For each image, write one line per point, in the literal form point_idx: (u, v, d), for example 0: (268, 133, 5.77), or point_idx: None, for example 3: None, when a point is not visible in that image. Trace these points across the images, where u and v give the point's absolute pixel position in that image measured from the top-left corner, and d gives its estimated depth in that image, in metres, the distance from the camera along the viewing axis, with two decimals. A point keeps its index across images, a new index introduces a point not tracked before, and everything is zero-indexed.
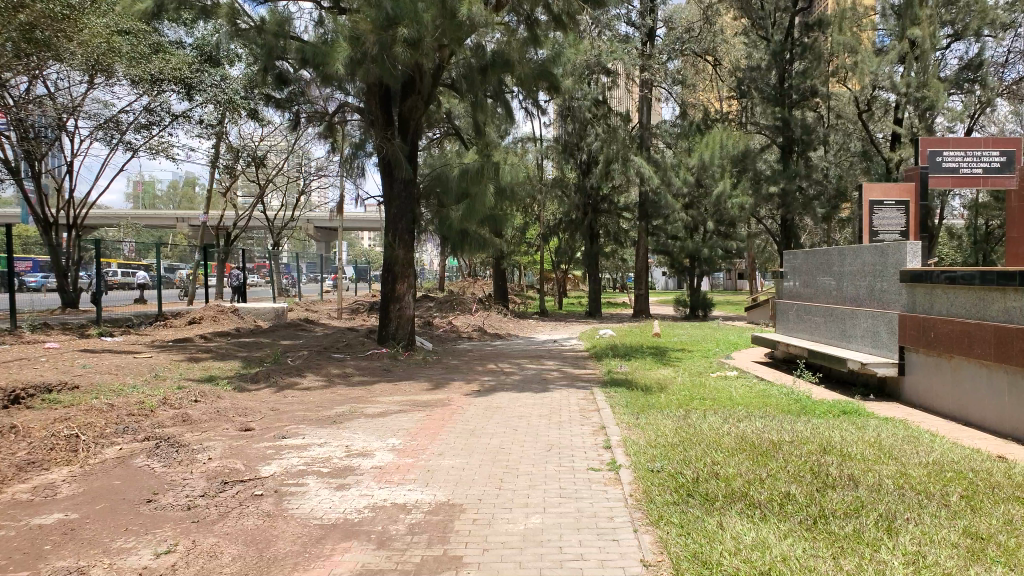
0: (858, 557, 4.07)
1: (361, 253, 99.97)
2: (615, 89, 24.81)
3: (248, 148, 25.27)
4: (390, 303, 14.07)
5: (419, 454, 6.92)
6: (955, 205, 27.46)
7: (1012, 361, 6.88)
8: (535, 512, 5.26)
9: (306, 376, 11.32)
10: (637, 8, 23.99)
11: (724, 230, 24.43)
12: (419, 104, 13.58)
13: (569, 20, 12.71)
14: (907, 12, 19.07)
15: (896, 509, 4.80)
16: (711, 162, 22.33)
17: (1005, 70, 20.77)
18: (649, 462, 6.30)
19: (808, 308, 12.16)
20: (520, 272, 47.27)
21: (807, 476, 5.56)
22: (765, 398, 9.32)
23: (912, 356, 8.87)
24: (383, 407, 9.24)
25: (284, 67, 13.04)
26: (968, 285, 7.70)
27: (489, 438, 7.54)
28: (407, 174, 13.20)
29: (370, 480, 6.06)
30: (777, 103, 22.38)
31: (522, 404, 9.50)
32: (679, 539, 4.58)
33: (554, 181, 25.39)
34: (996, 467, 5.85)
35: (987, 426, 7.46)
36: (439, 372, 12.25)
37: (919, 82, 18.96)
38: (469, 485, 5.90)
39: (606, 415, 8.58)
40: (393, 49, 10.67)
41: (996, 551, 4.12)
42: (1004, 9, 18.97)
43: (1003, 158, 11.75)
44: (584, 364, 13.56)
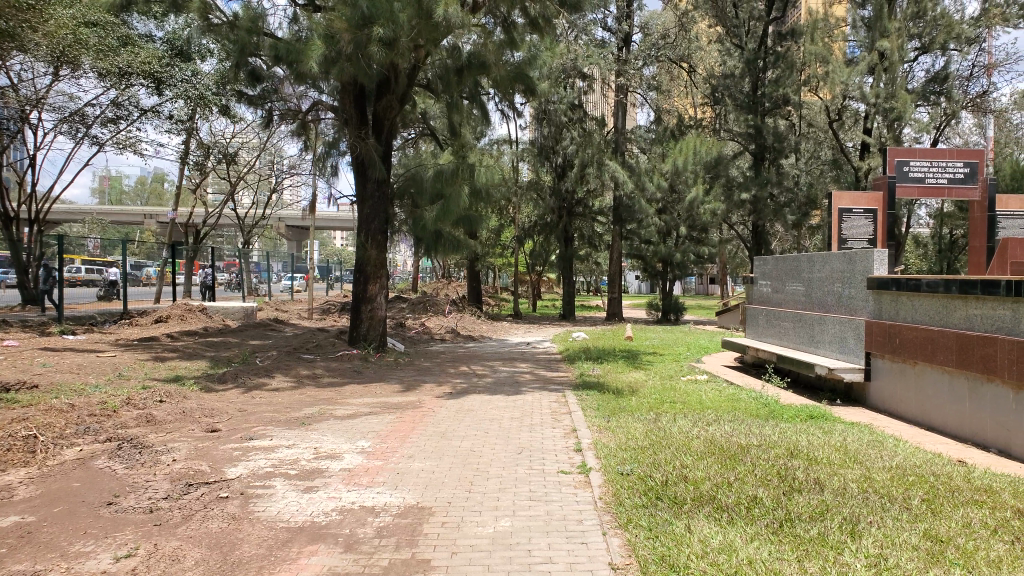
0: (822, 560, 4.10)
1: (333, 252, 99.37)
2: (591, 94, 24.91)
3: (219, 145, 24.93)
4: (362, 304, 13.91)
5: (389, 456, 6.85)
6: (921, 215, 27.97)
7: (973, 367, 6.99)
8: (505, 515, 5.23)
9: (275, 377, 11.18)
10: (613, 14, 24.00)
11: (696, 235, 24.45)
12: (394, 103, 13.51)
13: (545, 24, 12.72)
14: (876, 24, 19.43)
15: (860, 513, 4.85)
16: (684, 168, 22.48)
17: (970, 84, 21.16)
18: (619, 465, 6.30)
19: (777, 313, 12.29)
20: (494, 274, 47.24)
21: (773, 479, 5.59)
22: (734, 402, 9.37)
23: (878, 362, 8.99)
24: (353, 409, 9.15)
25: (257, 64, 12.89)
26: (933, 293, 7.83)
27: (460, 441, 7.50)
28: (381, 174, 13.13)
29: (338, 482, 5.99)
30: (750, 111, 22.62)
31: (492, 407, 9.46)
32: (647, 542, 4.59)
33: (529, 184, 25.25)
34: (957, 471, 5.95)
35: (948, 431, 7.56)
36: (411, 374, 12.18)
37: (888, 93, 19.03)
38: (439, 488, 5.85)
39: (577, 418, 8.57)
40: (368, 49, 10.58)
41: (955, 554, 4.17)
42: (969, 24, 19.42)
43: (967, 170, 12.20)
44: (556, 367, 13.55)
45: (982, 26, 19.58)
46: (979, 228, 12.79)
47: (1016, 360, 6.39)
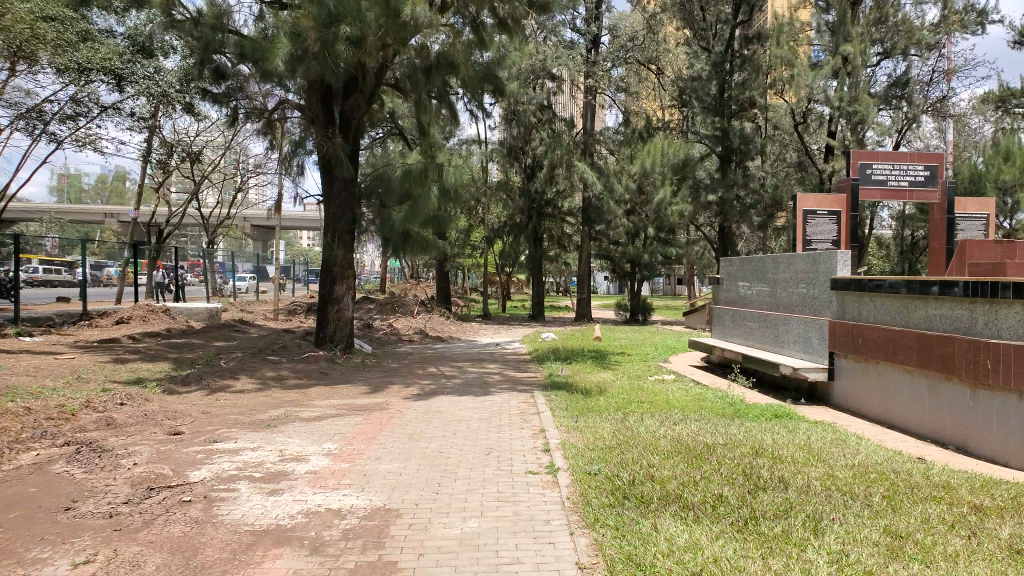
0: (785, 557, 4.16)
1: (300, 253, 98.35)
2: (559, 95, 25.01)
3: (183, 143, 24.54)
4: (328, 305, 13.80)
5: (356, 459, 6.80)
6: (883, 216, 28.51)
7: (932, 366, 7.15)
8: (472, 516, 5.22)
9: (239, 378, 11.04)
10: (582, 15, 24.17)
11: (664, 236, 24.38)
12: (361, 103, 13.46)
13: (514, 24, 12.68)
14: (840, 29, 19.74)
15: (823, 510, 4.94)
16: (652, 170, 22.62)
17: (929, 89, 21.65)
18: (586, 465, 6.32)
19: (743, 313, 12.45)
20: (464, 275, 47.16)
21: (738, 478, 5.66)
22: (700, 402, 9.47)
23: (840, 362, 9.16)
24: (319, 411, 9.07)
25: (221, 61, 12.72)
26: (894, 294, 8.01)
27: (428, 442, 7.49)
28: (349, 174, 13.05)
29: (303, 485, 5.94)
30: (717, 113, 22.87)
31: (461, 408, 9.45)
32: (613, 541, 4.62)
33: (498, 184, 25.30)
34: (916, 468, 6.09)
35: (908, 429, 7.71)
36: (378, 375, 12.09)
37: (851, 97, 19.40)
38: (406, 489, 5.83)
39: (545, 419, 8.60)
40: (335, 47, 10.53)
41: (913, 548, 4.27)
42: (929, 30, 19.88)
43: (927, 173, 12.56)
44: (525, 367, 13.59)
45: (942, 32, 20.07)
46: (938, 230, 12.91)
47: (973, 358, 6.57)
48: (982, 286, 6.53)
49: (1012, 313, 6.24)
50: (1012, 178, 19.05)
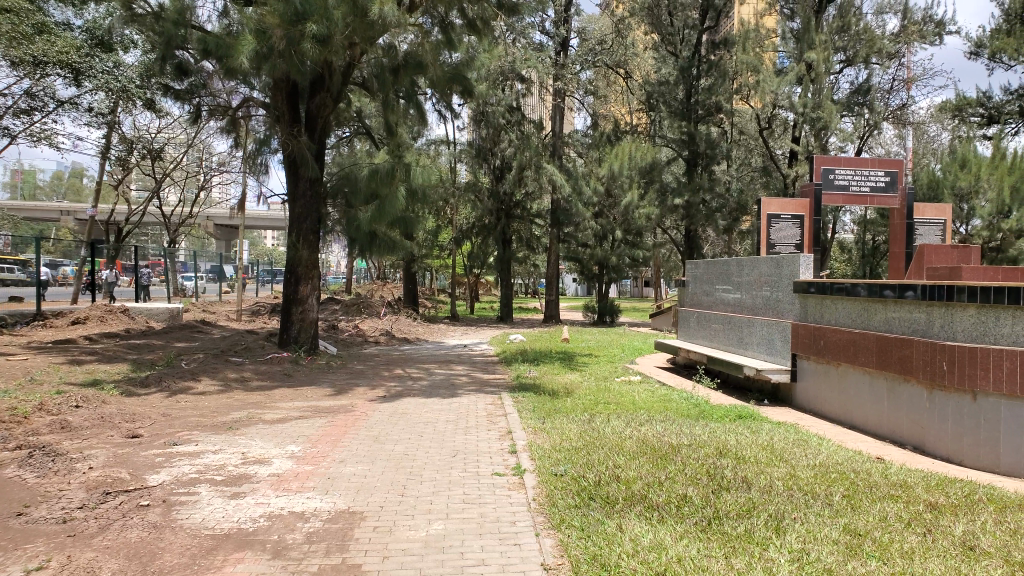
0: (747, 556, 4.20)
1: (263, 253, 97.20)
2: (528, 97, 25.02)
3: (143, 140, 24.07)
4: (293, 306, 13.62)
5: (319, 461, 6.72)
6: (846, 221, 29.01)
7: (891, 367, 7.28)
8: (438, 518, 5.18)
9: (201, 380, 10.85)
10: (551, 18, 24.30)
11: (631, 239, 24.55)
12: (327, 101, 13.35)
13: (483, 26, 12.72)
14: (804, 37, 20.03)
15: (785, 509, 5.00)
16: (619, 173, 22.74)
17: (890, 96, 22.08)
18: (552, 466, 6.32)
19: (708, 315, 12.57)
20: (431, 277, 46.96)
21: (703, 479, 5.71)
22: (666, 403, 9.53)
23: (803, 363, 9.29)
24: (283, 413, 8.96)
25: (184, 57, 12.47)
26: (854, 297, 8.15)
27: (394, 444, 7.43)
28: (314, 173, 12.92)
29: (266, 488, 5.84)
30: (683, 117, 23.04)
31: (428, 410, 9.40)
32: (579, 542, 4.62)
33: (466, 185, 24.95)
34: (875, 467, 6.21)
35: (869, 429, 7.83)
36: (344, 377, 11.97)
37: (814, 103, 19.65)
38: (370, 492, 5.77)
39: (512, 420, 8.59)
40: (301, 45, 10.41)
41: (872, 546, 4.33)
42: (890, 39, 20.31)
43: (887, 178, 12.85)
44: (493, 369, 13.55)
45: (902, 41, 20.53)
46: (898, 235, 13.25)
47: (930, 360, 6.70)
48: (938, 289, 6.68)
49: (967, 315, 6.39)
50: (968, 185, 19.53)
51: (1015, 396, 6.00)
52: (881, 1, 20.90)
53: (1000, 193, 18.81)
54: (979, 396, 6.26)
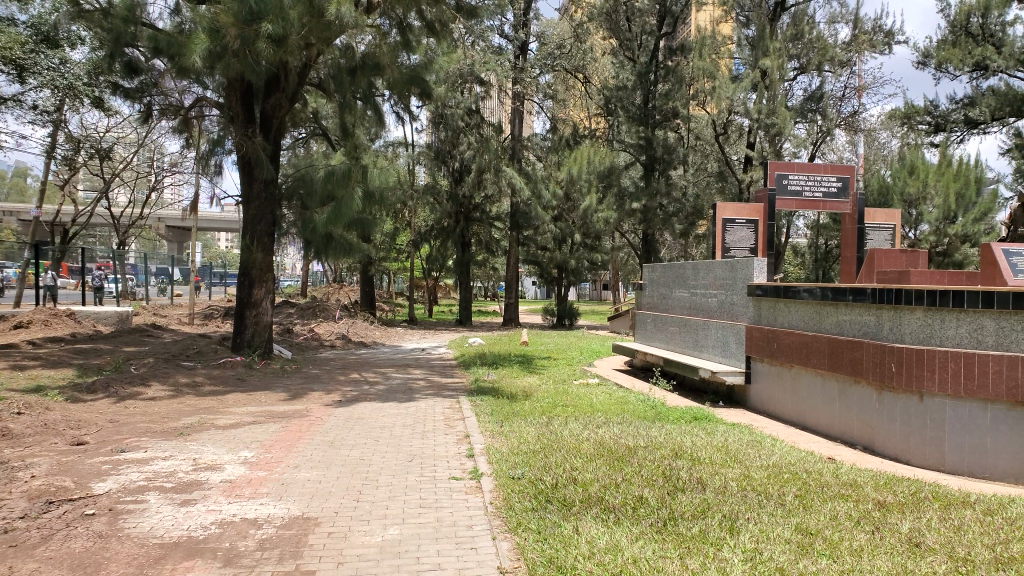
0: (702, 556, 4.27)
1: (217, 255, 95.47)
2: (488, 100, 25.13)
3: (91, 140, 23.45)
4: (246, 309, 13.43)
5: (274, 467, 6.62)
6: (799, 226, 29.60)
7: (842, 369, 7.47)
8: (394, 523, 5.15)
9: (151, 385, 10.60)
10: (510, 22, 24.59)
11: (591, 242, 24.67)
12: (283, 102, 13.20)
13: (441, 29, 12.68)
14: (760, 44, 20.46)
15: (739, 509, 5.09)
16: (578, 177, 23.00)
17: (842, 104, 22.62)
18: (510, 469, 6.34)
19: (665, 319, 12.73)
20: (390, 280, 46.64)
21: (658, 480, 5.79)
22: (622, 405, 9.64)
23: (757, 365, 9.47)
24: (236, 418, 8.81)
25: (134, 55, 12.17)
26: (806, 300, 8.34)
27: (349, 449, 7.36)
28: (270, 175, 12.74)
29: (217, 494, 5.74)
30: (641, 123, 23.22)
31: (384, 414, 9.33)
32: (535, 544, 4.64)
33: (425, 187, 24.91)
34: (826, 467, 6.36)
35: (820, 430, 8.01)
36: (298, 382, 11.82)
37: (769, 110, 20.03)
38: (325, 497, 5.71)
39: (470, 424, 8.58)
40: (256, 45, 10.26)
41: (822, 545, 4.43)
42: (842, 48, 20.87)
43: (839, 185, 13.13)
44: (451, 373, 13.52)
45: (853, 50, 21.11)
46: (850, 239, 13.58)
47: (879, 362, 6.89)
48: (886, 293, 6.88)
49: (914, 319, 6.59)
50: (916, 192, 19.98)
51: (960, 397, 6.20)
52: (833, 11, 21.48)
53: (947, 200, 19.49)
54: (925, 397, 6.46)
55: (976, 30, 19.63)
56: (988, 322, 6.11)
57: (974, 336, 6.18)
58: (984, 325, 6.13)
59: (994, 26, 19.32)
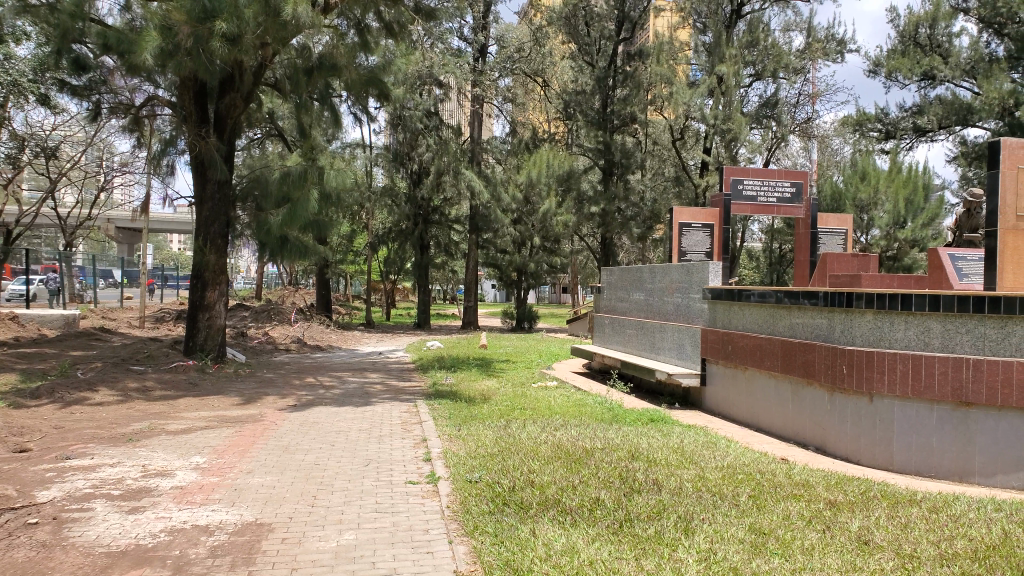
0: (657, 557, 4.33)
1: (169, 257, 93.43)
2: (447, 102, 25.17)
3: (37, 138, 22.78)
4: (199, 312, 13.19)
5: (226, 472, 6.52)
6: (754, 230, 30.13)
7: (794, 371, 7.64)
8: (349, 528, 5.12)
9: (98, 391, 10.33)
10: (470, 24, 24.72)
11: (550, 246, 24.70)
12: (238, 102, 13.00)
13: (400, 30, 12.63)
14: (716, 50, 20.77)
15: (694, 510, 5.18)
16: (537, 180, 23.13)
17: (796, 110, 23.14)
18: (467, 473, 6.34)
19: (623, 321, 12.85)
20: (347, 283, 46.20)
21: (616, 481, 5.85)
22: (580, 408, 9.72)
23: (712, 368, 9.64)
24: (187, 424, 8.64)
25: (82, 51, 11.85)
26: (760, 304, 8.52)
27: (304, 454, 7.28)
28: (224, 176, 12.53)
29: (167, 501, 5.63)
30: (599, 127, 23.33)
31: (340, 419, 9.23)
32: (492, 548, 4.66)
33: (383, 189, 24.78)
34: (779, 468, 6.50)
35: (774, 431, 8.17)
36: (252, 386, 11.62)
37: (725, 115, 20.33)
38: (279, 503, 5.64)
39: (428, 427, 8.54)
40: (209, 43, 10.12)
41: (775, 544, 4.54)
42: (796, 55, 21.36)
43: (793, 189, 13.48)
44: (409, 376, 13.44)
45: (807, 58, 21.62)
46: (804, 244, 13.75)
47: (831, 364, 7.06)
48: (838, 296, 7.06)
49: (865, 322, 6.77)
50: (868, 198, 20.55)
51: (908, 397, 6.39)
52: (788, 19, 21.97)
53: (897, 205, 20.05)
54: (875, 398, 6.65)
55: (925, 41, 20.29)
56: (934, 324, 6.32)
57: (921, 338, 6.38)
58: (930, 327, 6.33)
59: (941, 36, 20.00)
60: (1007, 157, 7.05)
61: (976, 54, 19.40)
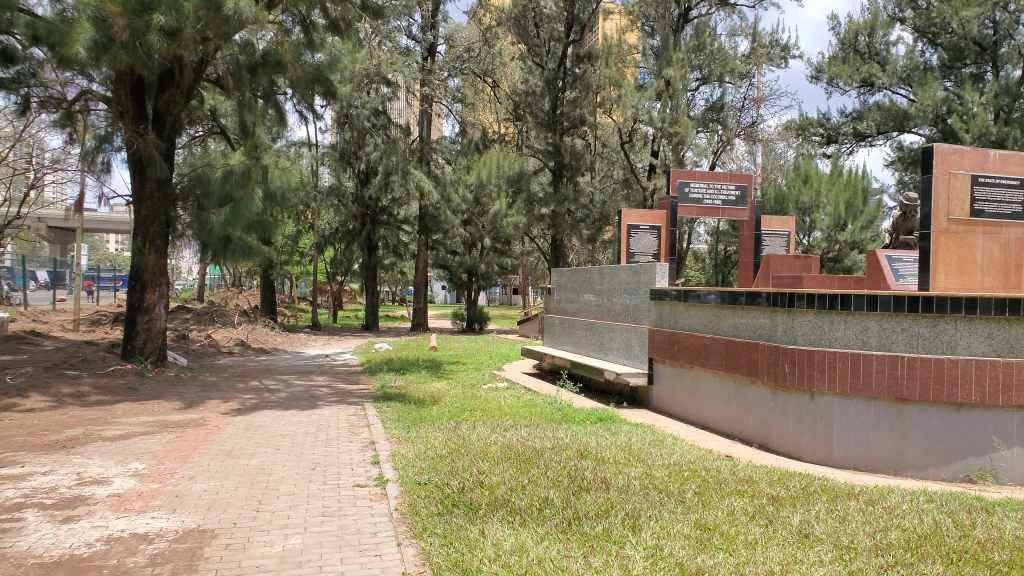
0: (605, 554, 4.34)
1: (105, 258, 90.55)
2: (395, 101, 25.08)
3: None
4: (137, 314, 12.77)
5: (167, 479, 6.32)
6: (700, 232, 30.56)
7: (738, 370, 7.77)
8: (295, 533, 5.00)
9: (29, 396, 9.90)
10: (418, 23, 24.54)
11: (500, 247, 24.97)
12: (177, 98, 12.68)
13: (346, 28, 12.44)
14: (663, 54, 21.00)
15: (640, 508, 5.20)
16: (487, 181, 23.08)
17: (741, 114, 23.60)
18: (415, 475, 6.26)
19: (572, 322, 12.91)
20: (293, 285, 45.42)
21: (564, 480, 5.87)
22: (530, 408, 9.72)
23: (659, 367, 9.74)
24: (125, 429, 8.35)
25: (10, 42, 11.36)
26: (704, 304, 8.65)
27: (248, 459, 7.10)
28: (163, 174, 12.17)
29: (104, 510, 5.42)
30: (549, 129, 23.41)
31: (286, 423, 9.04)
32: (441, 549, 4.61)
33: (330, 189, 24.37)
34: (724, 465, 6.60)
35: (719, 429, 8.30)
36: (194, 391, 11.30)
37: (672, 119, 20.55)
38: (222, 509, 5.48)
39: (376, 431, 8.41)
40: (146, 37, 9.81)
41: (719, 539, 4.59)
42: (741, 60, 21.80)
43: (738, 192, 13.80)
44: (356, 379, 13.22)
45: (752, 62, 22.08)
46: (747, 246, 14.01)
47: (773, 362, 7.19)
48: (780, 296, 7.19)
49: (805, 322, 6.92)
50: (810, 200, 21.05)
51: (847, 394, 6.55)
52: (733, 24, 22.43)
53: (837, 208, 20.54)
54: (816, 395, 6.79)
55: (863, 48, 20.94)
56: (872, 323, 6.49)
57: (860, 337, 6.54)
58: (867, 327, 6.50)
59: (879, 45, 20.68)
60: (939, 162, 7.30)
61: (911, 63, 20.08)
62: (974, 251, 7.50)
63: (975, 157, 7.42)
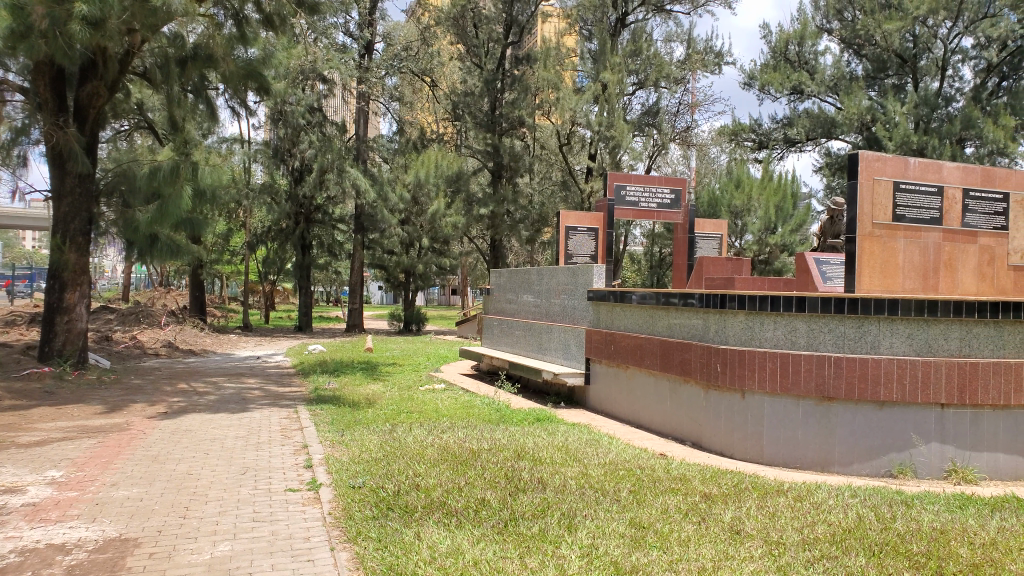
0: (540, 555, 4.30)
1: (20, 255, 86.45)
2: (330, 98, 24.72)
3: None
4: (56, 315, 12.20)
5: (86, 486, 6.01)
6: (636, 234, 31.04)
7: (672, 370, 7.87)
8: (223, 539, 4.82)
9: None
10: (356, 20, 24.19)
11: (438, 247, 25.03)
12: (101, 91, 12.15)
13: (281, 23, 11.98)
14: (601, 58, 21.19)
15: (576, 507, 5.19)
16: (425, 181, 22.94)
17: (676, 119, 24.04)
18: (350, 479, 6.13)
19: (511, 322, 12.89)
20: (224, 285, 44.23)
21: (501, 481, 5.83)
22: (467, 409, 9.65)
23: (595, 367, 9.80)
24: (42, 435, 7.94)
25: None
26: (638, 305, 8.74)
27: (175, 463, 6.84)
28: (85, 169, 11.63)
29: (18, 520, 5.12)
30: (488, 129, 23.32)
31: (215, 426, 8.75)
32: (375, 553, 4.50)
33: (262, 186, 23.45)
34: (658, 463, 6.67)
35: (653, 427, 8.39)
36: (117, 394, 10.83)
37: (608, 122, 20.77)
38: (147, 516, 5.25)
39: (309, 433, 8.23)
40: (67, 26, 9.34)
41: (653, 537, 4.62)
42: (676, 66, 22.22)
43: (672, 196, 13.94)
44: (289, 382, 12.91)
45: (687, 68, 22.53)
46: (682, 247, 14.16)
47: (706, 362, 7.29)
48: (713, 297, 7.30)
49: (737, 322, 7.02)
50: (742, 204, 21.53)
51: (777, 393, 6.69)
52: (669, 31, 22.78)
53: (768, 212, 21.10)
54: (747, 394, 6.92)
55: (794, 57, 21.49)
56: (800, 324, 6.65)
57: (788, 338, 6.69)
58: (796, 327, 6.66)
59: (808, 54, 21.30)
60: (864, 168, 7.52)
61: (838, 73, 20.82)
62: (896, 255, 7.76)
63: (895, 164, 7.72)
